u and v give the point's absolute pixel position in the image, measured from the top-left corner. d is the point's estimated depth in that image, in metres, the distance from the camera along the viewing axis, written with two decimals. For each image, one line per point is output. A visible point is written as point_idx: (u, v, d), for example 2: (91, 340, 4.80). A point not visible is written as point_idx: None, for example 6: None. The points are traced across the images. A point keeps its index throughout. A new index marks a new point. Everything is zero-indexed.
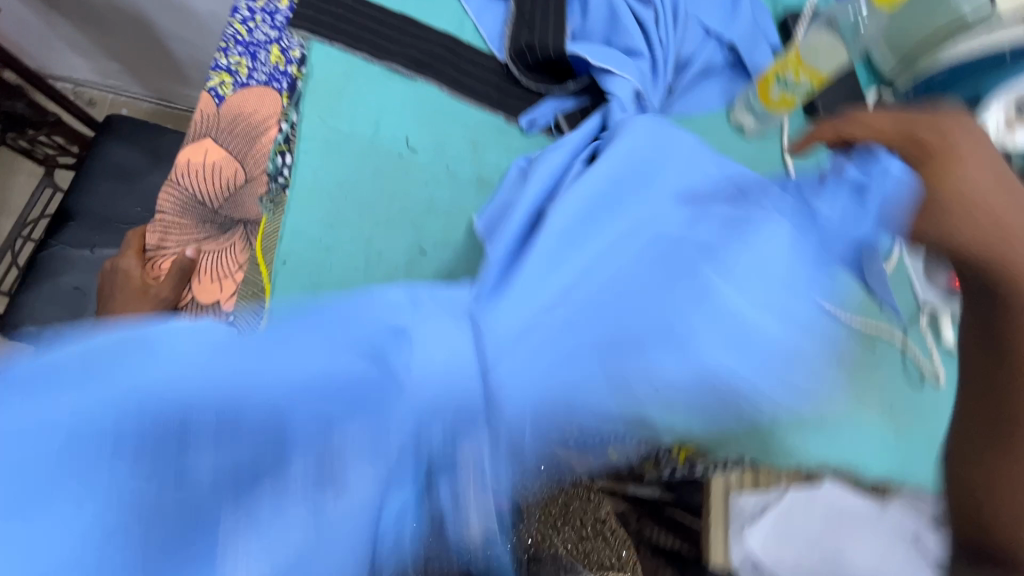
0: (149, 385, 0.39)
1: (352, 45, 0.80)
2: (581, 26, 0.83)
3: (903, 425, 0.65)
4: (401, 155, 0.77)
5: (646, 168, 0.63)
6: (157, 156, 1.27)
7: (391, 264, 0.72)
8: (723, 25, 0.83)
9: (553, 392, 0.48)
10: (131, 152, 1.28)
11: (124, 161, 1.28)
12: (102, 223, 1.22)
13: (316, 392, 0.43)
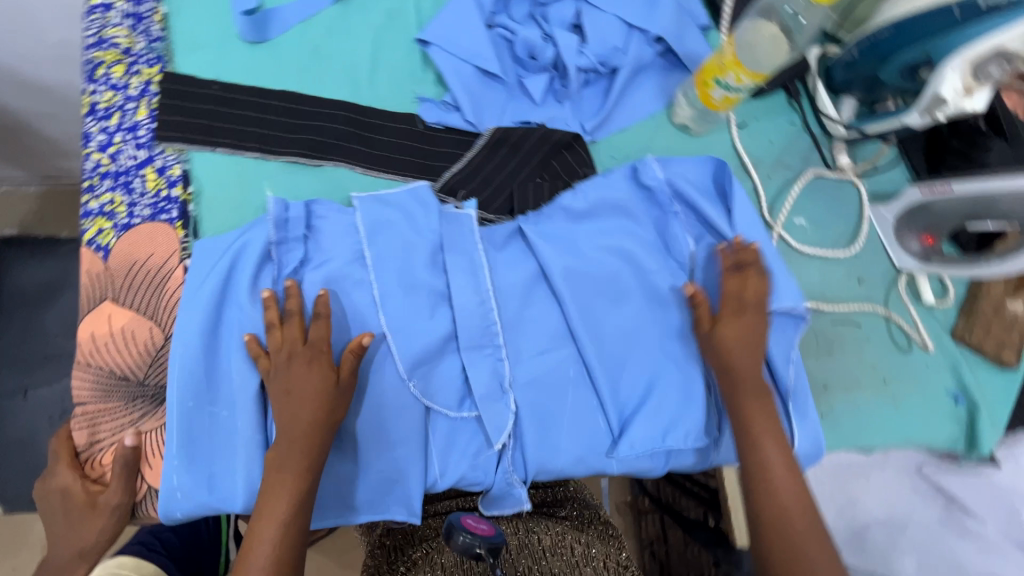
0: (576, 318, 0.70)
1: (238, 145, 0.69)
2: (525, 68, 0.75)
3: (897, 395, 0.81)
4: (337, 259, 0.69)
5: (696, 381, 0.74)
6: (55, 296, 1.08)
7: (381, 404, 0.66)
8: (638, 14, 0.76)
9: (613, 291, 0.72)
10: (28, 271, 1.09)
11: (23, 284, 1.08)
12: (9, 359, 1.03)
13: (382, 380, 0.67)
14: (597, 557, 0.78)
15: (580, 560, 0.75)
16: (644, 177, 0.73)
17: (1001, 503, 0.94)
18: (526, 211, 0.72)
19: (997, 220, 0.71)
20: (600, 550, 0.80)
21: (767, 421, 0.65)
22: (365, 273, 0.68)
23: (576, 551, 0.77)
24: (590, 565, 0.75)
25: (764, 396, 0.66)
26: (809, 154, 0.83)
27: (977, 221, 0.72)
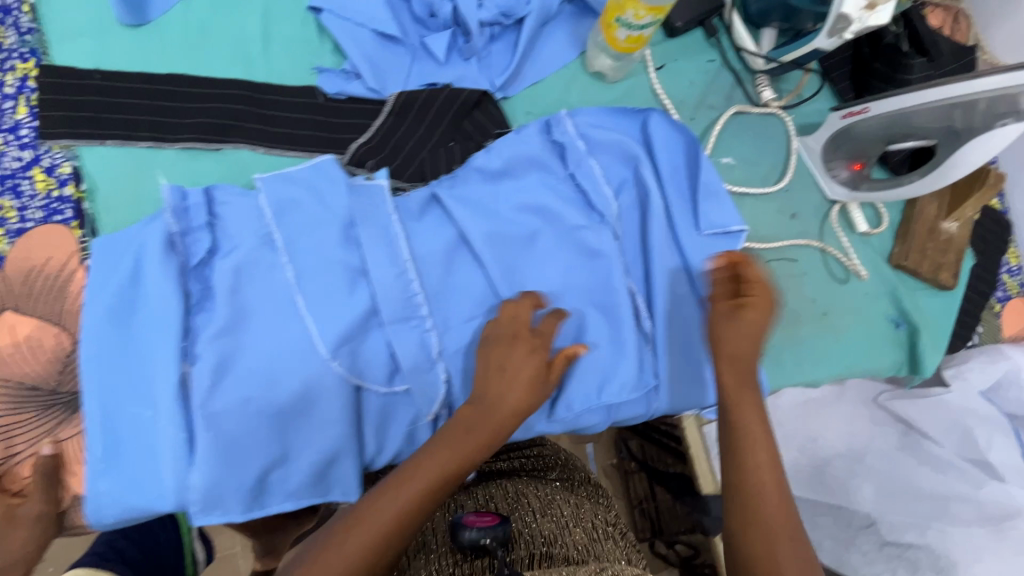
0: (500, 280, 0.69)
1: (129, 134, 0.66)
2: (427, 27, 0.73)
3: (839, 327, 0.81)
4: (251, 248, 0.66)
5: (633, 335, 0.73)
6: None
7: (307, 387, 0.65)
8: None
9: (537, 249, 0.71)
10: None
11: None
12: None
13: (305, 362, 0.65)
14: (586, 521, 0.75)
15: (569, 520, 0.72)
16: (557, 130, 0.73)
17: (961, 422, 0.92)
18: (440, 177, 0.70)
19: (913, 138, 0.69)
20: (589, 515, 0.77)
21: (754, 416, 0.58)
22: (276, 255, 0.66)
23: (564, 512, 0.74)
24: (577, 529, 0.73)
25: (754, 394, 0.59)
26: (732, 92, 0.81)
27: (896, 141, 0.71)
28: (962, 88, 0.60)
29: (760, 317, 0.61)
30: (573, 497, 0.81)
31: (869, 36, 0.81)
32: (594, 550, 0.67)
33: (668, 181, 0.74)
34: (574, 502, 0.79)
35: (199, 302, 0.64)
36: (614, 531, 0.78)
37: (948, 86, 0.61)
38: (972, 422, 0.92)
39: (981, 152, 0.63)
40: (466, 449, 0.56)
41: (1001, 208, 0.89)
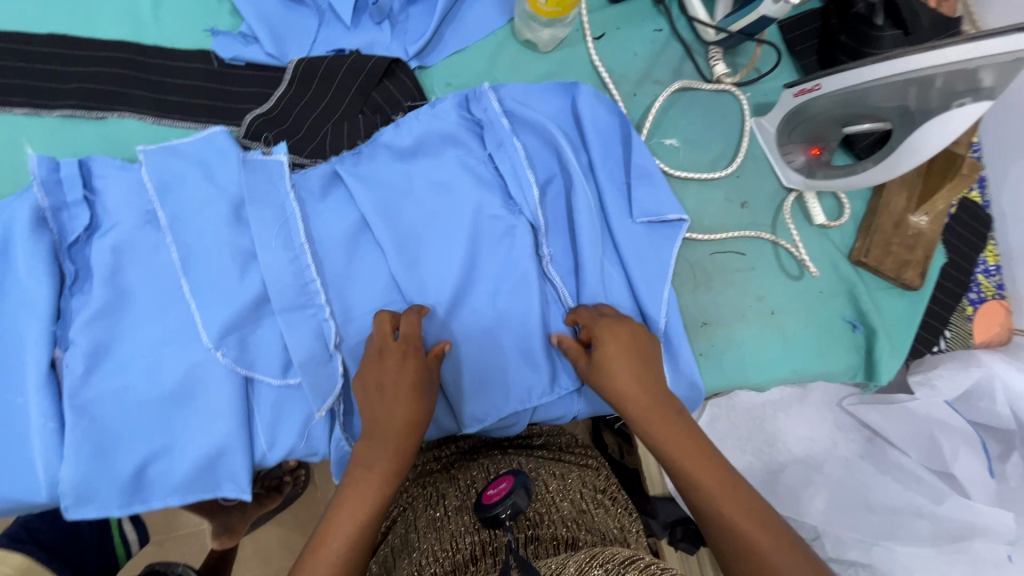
0: (402, 267, 0.64)
1: (1, 99, 0.60)
2: None
3: (790, 328, 0.75)
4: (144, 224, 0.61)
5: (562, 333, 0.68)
6: None
7: (191, 377, 0.61)
8: None
9: (448, 234, 0.66)
10: None
11: None
12: None
13: (190, 350, 0.61)
14: (573, 493, 0.75)
15: (556, 497, 0.73)
16: (476, 106, 0.67)
17: (929, 430, 0.86)
18: (343, 154, 0.65)
19: (871, 120, 0.62)
20: (576, 485, 0.78)
21: (693, 444, 0.55)
22: (161, 235, 0.61)
23: (550, 487, 0.75)
24: (565, 501, 0.73)
25: (678, 421, 0.56)
26: (681, 65, 0.74)
27: (852, 124, 0.63)
28: (916, 63, 0.52)
29: (618, 346, 0.60)
30: (558, 467, 0.82)
31: (838, 5, 0.73)
32: (583, 526, 0.68)
33: (598, 166, 0.69)
34: (562, 474, 0.80)
35: (75, 283, 0.59)
36: (604, 496, 0.79)
37: (903, 59, 0.53)
38: (940, 432, 0.85)
39: (936, 138, 0.56)
40: (403, 443, 0.55)
41: (981, 201, 0.81)
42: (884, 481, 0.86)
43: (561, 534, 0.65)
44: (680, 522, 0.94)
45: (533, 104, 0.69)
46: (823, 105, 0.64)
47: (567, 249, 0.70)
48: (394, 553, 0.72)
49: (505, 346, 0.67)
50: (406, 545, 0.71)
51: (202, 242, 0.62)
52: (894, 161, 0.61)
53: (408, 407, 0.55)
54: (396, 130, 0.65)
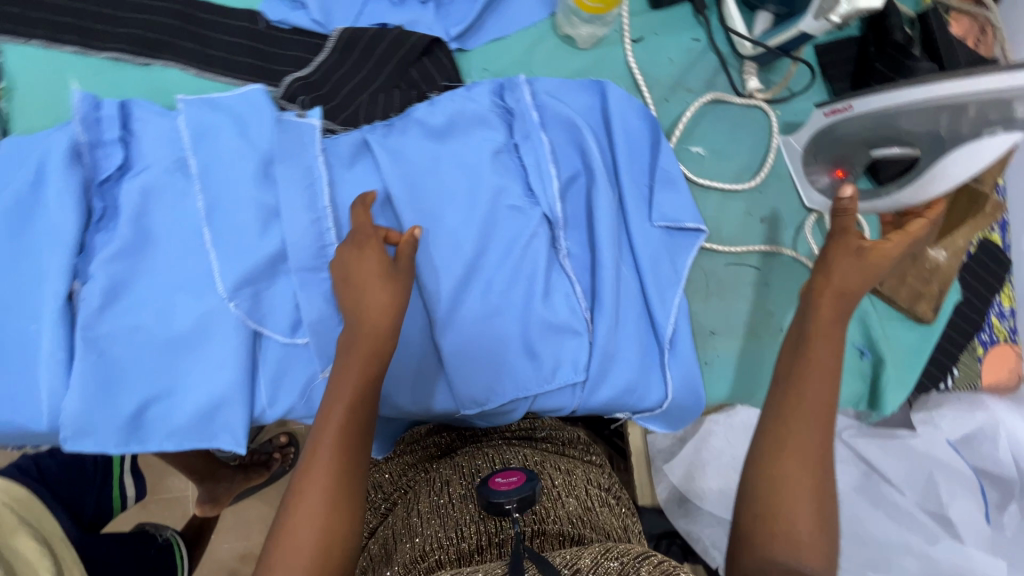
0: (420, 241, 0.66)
1: (54, 37, 0.62)
2: None
3: None
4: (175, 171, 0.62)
5: (571, 326, 0.68)
6: None
7: (202, 324, 0.62)
8: None
9: (469, 215, 0.67)
10: None
11: None
12: None
13: (204, 298, 0.62)
14: (578, 490, 0.77)
15: (561, 492, 0.74)
16: (508, 96, 0.69)
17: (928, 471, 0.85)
18: (375, 125, 0.66)
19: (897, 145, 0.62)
20: (581, 481, 0.79)
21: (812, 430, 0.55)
22: (190, 184, 0.62)
23: (555, 481, 0.76)
24: (570, 495, 0.75)
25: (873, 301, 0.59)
26: (715, 77, 0.74)
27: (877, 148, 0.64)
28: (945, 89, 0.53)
29: None
30: (563, 463, 0.83)
31: (876, 32, 0.74)
32: (586, 522, 0.69)
33: (623, 165, 0.70)
34: (567, 469, 0.81)
35: (101, 220, 0.61)
36: (607, 495, 0.81)
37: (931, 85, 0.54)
38: (939, 473, 0.84)
39: (967, 161, 0.57)
40: (347, 426, 0.54)
41: (1001, 242, 0.81)
42: (876, 516, 0.86)
43: (566, 527, 0.67)
44: (665, 535, 0.94)
45: (566, 98, 0.70)
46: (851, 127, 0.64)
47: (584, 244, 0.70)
48: (396, 536, 0.74)
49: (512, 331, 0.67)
50: (410, 530, 0.73)
51: (228, 195, 0.63)
52: (923, 184, 0.61)
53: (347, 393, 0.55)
54: (429, 108, 0.67)
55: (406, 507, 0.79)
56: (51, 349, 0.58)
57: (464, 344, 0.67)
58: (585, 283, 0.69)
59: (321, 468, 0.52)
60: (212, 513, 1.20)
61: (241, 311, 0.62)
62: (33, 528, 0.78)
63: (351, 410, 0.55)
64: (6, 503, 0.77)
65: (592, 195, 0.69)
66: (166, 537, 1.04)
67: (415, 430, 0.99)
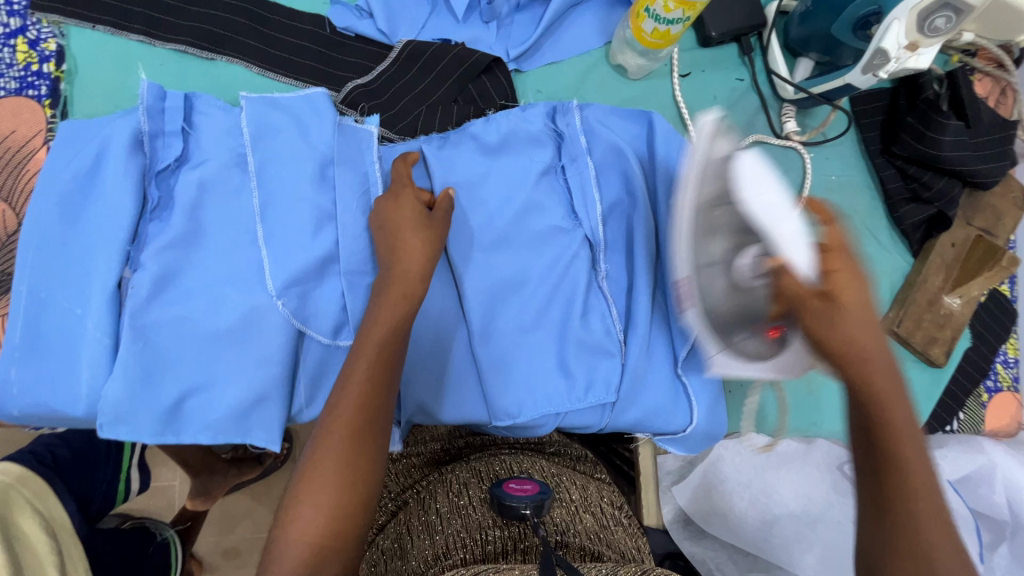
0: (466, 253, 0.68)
1: (120, 24, 0.63)
2: None
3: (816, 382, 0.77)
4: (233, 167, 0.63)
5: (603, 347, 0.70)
6: None
7: (247, 320, 0.62)
8: None
9: (515, 231, 0.69)
10: None
11: None
12: None
13: (252, 293, 0.62)
14: (593, 506, 0.78)
15: (578, 507, 0.76)
16: (560, 120, 0.71)
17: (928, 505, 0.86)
18: (431, 135, 0.68)
19: (732, 237, 0.65)
20: (596, 498, 0.81)
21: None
22: (246, 180, 0.63)
23: (572, 496, 0.78)
24: (586, 511, 0.76)
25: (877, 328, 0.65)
26: (755, 116, 0.77)
27: (736, 252, 0.65)
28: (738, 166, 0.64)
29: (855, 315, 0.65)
30: (578, 477, 0.85)
31: (908, 87, 0.77)
32: (603, 539, 0.71)
33: (664, 191, 0.72)
34: (582, 484, 0.83)
35: (155, 209, 0.61)
36: (619, 512, 0.82)
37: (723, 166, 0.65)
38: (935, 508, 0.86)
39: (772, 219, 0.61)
40: (361, 409, 0.54)
41: (1010, 293, 0.85)
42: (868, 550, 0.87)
43: (585, 543, 0.68)
44: (668, 555, 0.96)
45: (613, 126, 0.72)
46: (692, 232, 0.67)
47: (620, 268, 0.72)
48: (411, 531, 0.74)
49: (548, 347, 0.69)
50: (426, 527, 0.73)
51: (284, 195, 0.64)
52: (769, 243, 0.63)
53: (367, 379, 0.55)
54: (485, 125, 0.68)
55: (419, 503, 0.79)
56: (96, 335, 0.58)
57: (502, 355, 0.68)
58: (620, 305, 0.72)
59: (333, 450, 0.52)
60: (202, 507, 1.18)
61: (290, 309, 0.63)
62: (39, 515, 0.76)
63: (369, 395, 0.54)
64: (14, 484, 0.76)
65: (632, 221, 0.71)
66: (164, 535, 1.02)
67: (419, 430, 0.97)
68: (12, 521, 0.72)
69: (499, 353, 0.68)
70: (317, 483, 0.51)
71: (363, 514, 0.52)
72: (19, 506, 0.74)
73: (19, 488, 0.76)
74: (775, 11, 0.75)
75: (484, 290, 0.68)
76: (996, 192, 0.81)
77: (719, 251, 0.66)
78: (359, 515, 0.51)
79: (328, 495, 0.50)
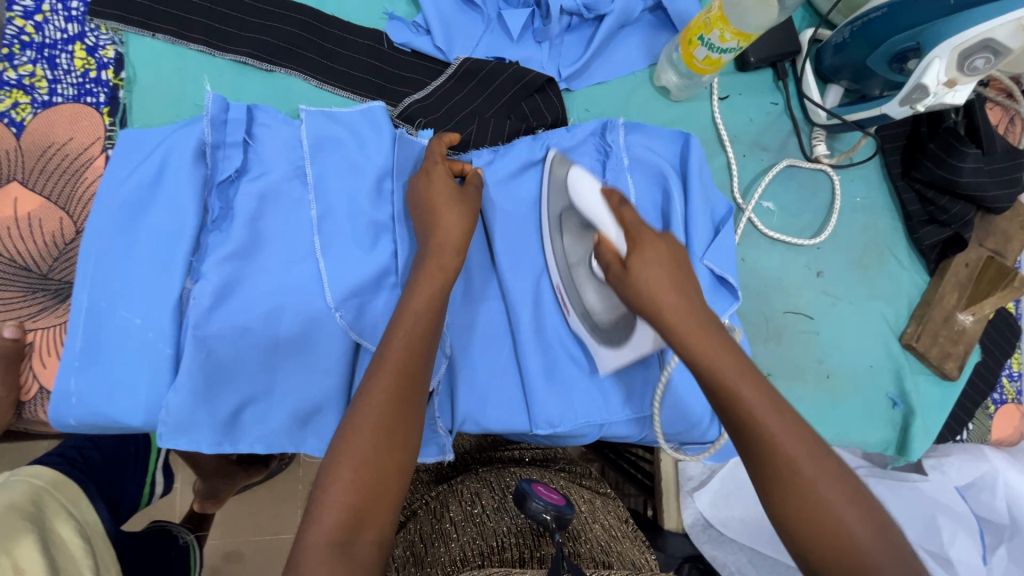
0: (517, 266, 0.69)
1: (181, 33, 0.63)
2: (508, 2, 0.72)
3: (840, 394, 0.81)
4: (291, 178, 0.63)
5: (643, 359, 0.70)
6: None
7: (303, 330, 0.62)
8: None
9: None
10: None
11: None
12: None
13: (308, 303, 0.62)
14: (601, 519, 0.76)
15: (587, 517, 0.73)
16: (607, 136, 0.72)
17: (934, 510, 0.91)
18: (483, 150, 0.69)
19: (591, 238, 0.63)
20: (603, 512, 0.78)
21: (730, 357, 0.50)
22: (305, 191, 0.63)
23: (582, 508, 0.76)
24: (596, 523, 0.73)
25: (713, 330, 0.51)
26: (787, 139, 0.80)
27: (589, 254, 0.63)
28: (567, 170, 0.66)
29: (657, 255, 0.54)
30: (586, 492, 0.83)
31: (929, 116, 0.81)
32: (614, 550, 0.68)
33: (697, 210, 0.71)
34: (590, 498, 0.81)
35: (215, 220, 0.61)
36: (627, 526, 0.79)
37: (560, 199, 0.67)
38: (938, 514, 0.91)
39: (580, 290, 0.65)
40: (410, 346, 0.53)
41: (1015, 312, 0.90)
42: None
43: (597, 551, 0.65)
44: (687, 559, 0.93)
45: (655, 143, 0.74)
46: (559, 236, 0.67)
47: None
48: (424, 540, 0.70)
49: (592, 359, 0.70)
50: (441, 535, 0.69)
51: (341, 206, 0.64)
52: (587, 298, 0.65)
53: (398, 371, 0.51)
54: (536, 142, 0.70)
55: (428, 514, 0.76)
56: (155, 343, 0.58)
57: (549, 367, 0.69)
58: None
59: (361, 439, 0.48)
60: (210, 510, 1.14)
61: (349, 320, 0.63)
62: (75, 520, 0.75)
63: (400, 387, 0.50)
64: (47, 487, 0.75)
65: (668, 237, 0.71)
66: (186, 539, 1.01)
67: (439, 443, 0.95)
68: (49, 527, 0.71)
69: (545, 364, 0.69)
70: (358, 432, 0.48)
71: (390, 515, 0.47)
72: (55, 511, 0.73)
73: (54, 494, 0.75)
74: (811, 38, 0.78)
75: (533, 304, 0.70)
76: (1006, 217, 0.86)
77: (580, 258, 0.65)
78: (398, 463, 0.49)
79: (367, 434, 0.48)
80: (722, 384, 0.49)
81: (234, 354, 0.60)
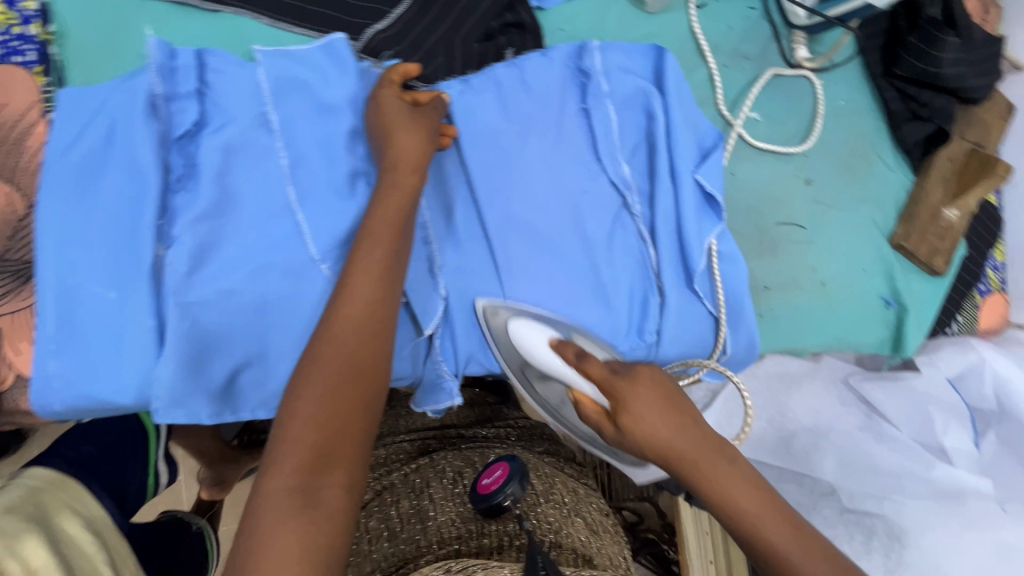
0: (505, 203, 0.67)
1: None
2: None
3: (835, 299, 0.81)
4: (255, 125, 0.59)
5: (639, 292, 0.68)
6: None
7: (290, 290, 0.58)
8: None
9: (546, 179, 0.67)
10: None
11: None
12: None
13: (291, 257, 0.58)
14: (584, 512, 0.71)
15: (570, 509, 0.69)
16: (584, 60, 0.68)
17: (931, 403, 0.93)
18: (457, 79, 0.65)
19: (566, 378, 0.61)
20: (587, 504, 0.73)
21: (748, 490, 0.49)
22: (273, 140, 0.59)
23: (565, 497, 0.70)
24: (579, 516, 0.69)
25: (731, 462, 0.51)
26: (768, 45, 0.78)
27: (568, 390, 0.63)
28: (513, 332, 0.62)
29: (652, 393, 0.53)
30: (570, 478, 0.76)
31: (907, 8, 0.80)
32: (593, 546, 0.65)
33: (680, 130, 0.68)
34: (574, 485, 0.75)
35: (180, 178, 0.57)
36: (608, 519, 0.74)
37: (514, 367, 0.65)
38: (933, 407, 0.93)
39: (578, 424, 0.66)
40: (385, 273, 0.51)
41: (996, 203, 0.91)
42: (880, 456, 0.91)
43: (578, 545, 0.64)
44: None
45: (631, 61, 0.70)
46: (532, 381, 0.66)
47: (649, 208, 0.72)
48: (400, 513, 0.67)
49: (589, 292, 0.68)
50: (418, 512, 0.66)
51: (313, 152, 0.60)
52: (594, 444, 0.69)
53: (364, 302, 0.49)
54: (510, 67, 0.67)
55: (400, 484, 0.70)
56: (135, 314, 0.55)
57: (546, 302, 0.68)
58: None
59: (326, 368, 0.47)
60: (218, 496, 1.13)
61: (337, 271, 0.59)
62: (80, 516, 0.73)
63: (369, 317, 0.49)
64: (41, 486, 0.73)
65: (654, 158, 0.69)
66: (198, 526, 1.00)
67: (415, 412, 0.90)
68: (52, 525, 0.68)
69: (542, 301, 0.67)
70: (322, 361, 0.47)
71: (355, 452, 0.45)
72: (57, 509, 0.71)
73: (53, 492, 0.73)
74: None
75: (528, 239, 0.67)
76: (985, 106, 0.86)
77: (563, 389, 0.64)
78: (362, 400, 0.46)
79: (328, 369, 0.47)
80: (756, 533, 0.48)
81: (218, 322, 0.57)
